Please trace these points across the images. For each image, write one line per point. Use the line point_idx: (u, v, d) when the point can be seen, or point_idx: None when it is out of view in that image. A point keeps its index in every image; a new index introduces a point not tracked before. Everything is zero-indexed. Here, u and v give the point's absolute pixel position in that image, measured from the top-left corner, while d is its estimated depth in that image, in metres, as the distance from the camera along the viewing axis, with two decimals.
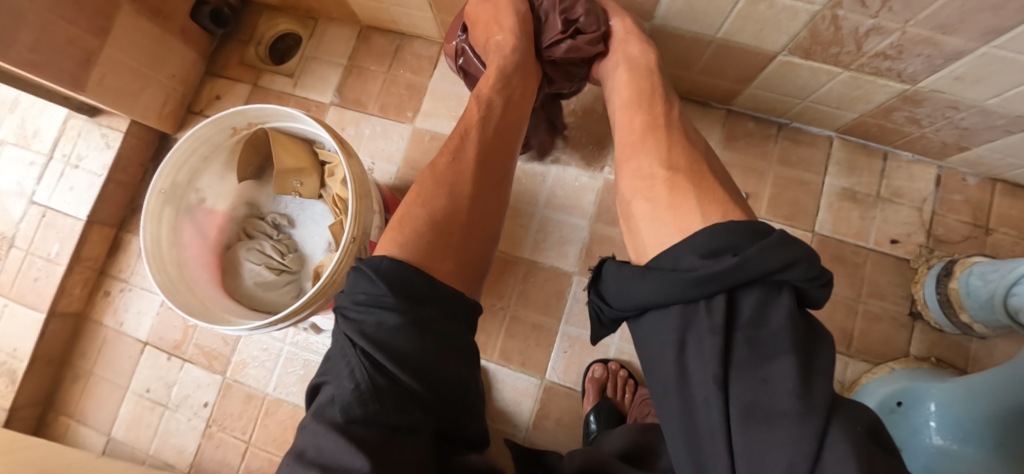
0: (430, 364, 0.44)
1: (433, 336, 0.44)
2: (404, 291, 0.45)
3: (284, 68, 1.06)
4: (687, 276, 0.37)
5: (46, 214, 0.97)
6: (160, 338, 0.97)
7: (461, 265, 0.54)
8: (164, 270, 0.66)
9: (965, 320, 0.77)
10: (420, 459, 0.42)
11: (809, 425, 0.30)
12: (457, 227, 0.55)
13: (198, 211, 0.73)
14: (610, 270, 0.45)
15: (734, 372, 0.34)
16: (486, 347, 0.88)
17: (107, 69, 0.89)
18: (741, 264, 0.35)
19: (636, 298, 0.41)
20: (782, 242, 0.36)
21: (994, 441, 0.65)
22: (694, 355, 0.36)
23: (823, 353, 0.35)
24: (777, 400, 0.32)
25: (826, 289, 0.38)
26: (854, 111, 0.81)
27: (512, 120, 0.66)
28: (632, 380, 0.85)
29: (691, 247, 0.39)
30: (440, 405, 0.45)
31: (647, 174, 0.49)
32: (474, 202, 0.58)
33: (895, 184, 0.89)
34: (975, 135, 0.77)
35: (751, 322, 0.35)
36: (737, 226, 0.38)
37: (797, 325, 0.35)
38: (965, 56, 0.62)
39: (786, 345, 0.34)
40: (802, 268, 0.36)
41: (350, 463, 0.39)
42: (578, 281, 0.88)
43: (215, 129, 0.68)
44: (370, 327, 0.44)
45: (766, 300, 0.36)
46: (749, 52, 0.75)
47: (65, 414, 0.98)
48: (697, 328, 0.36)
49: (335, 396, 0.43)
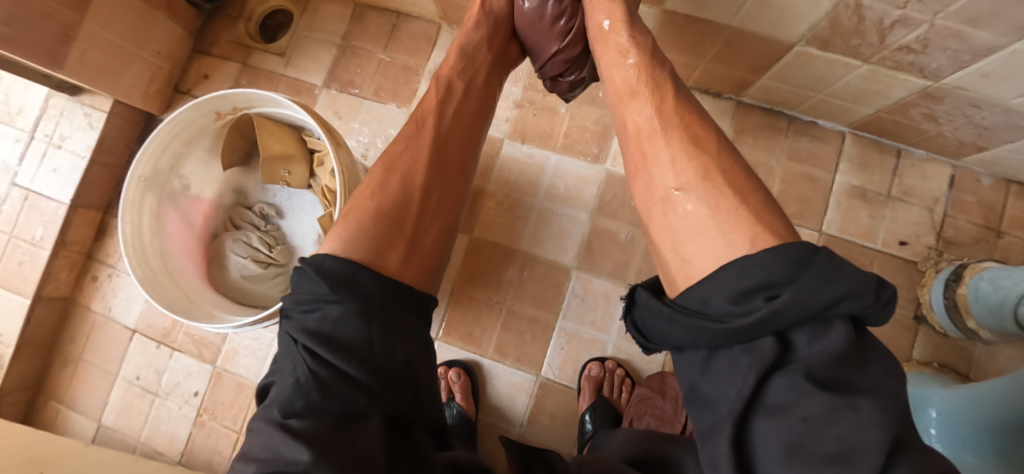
0: (377, 351, 0.42)
1: (376, 326, 0.43)
2: (345, 285, 0.44)
3: (275, 46, 1.01)
4: (721, 328, 0.35)
5: (29, 197, 0.94)
6: (149, 325, 0.95)
7: (413, 259, 0.51)
8: (144, 261, 0.64)
9: (971, 327, 0.76)
10: (374, 447, 0.40)
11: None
12: (406, 219, 0.52)
13: (182, 199, 0.70)
14: (642, 303, 0.44)
15: (774, 418, 0.33)
16: (481, 341, 0.86)
17: (89, 45, 0.84)
18: (776, 311, 0.33)
19: (673, 339, 0.40)
20: (823, 278, 0.33)
21: (992, 449, 0.64)
22: (728, 398, 0.35)
23: (880, 386, 0.32)
24: (821, 445, 0.31)
25: (885, 310, 0.36)
26: (870, 106, 0.78)
27: (478, 104, 0.63)
28: (629, 379, 0.83)
29: (721, 286, 0.37)
30: (392, 393, 0.43)
31: (659, 192, 0.46)
32: (429, 191, 0.55)
33: (906, 183, 0.86)
34: (995, 136, 0.74)
35: (798, 362, 0.34)
36: (771, 255, 0.36)
37: (848, 361, 0.33)
38: (994, 52, 0.58)
39: (834, 385, 0.32)
40: (852, 300, 0.33)
41: (292, 455, 0.37)
42: (576, 276, 0.86)
43: (198, 113, 0.64)
44: (314, 322, 0.43)
45: (816, 336, 0.34)
46: (764, 42, 0.71)
47: (54, 399, 0.96)
48: (734, 369, 0.35)
49: (278, 393, 0.42)
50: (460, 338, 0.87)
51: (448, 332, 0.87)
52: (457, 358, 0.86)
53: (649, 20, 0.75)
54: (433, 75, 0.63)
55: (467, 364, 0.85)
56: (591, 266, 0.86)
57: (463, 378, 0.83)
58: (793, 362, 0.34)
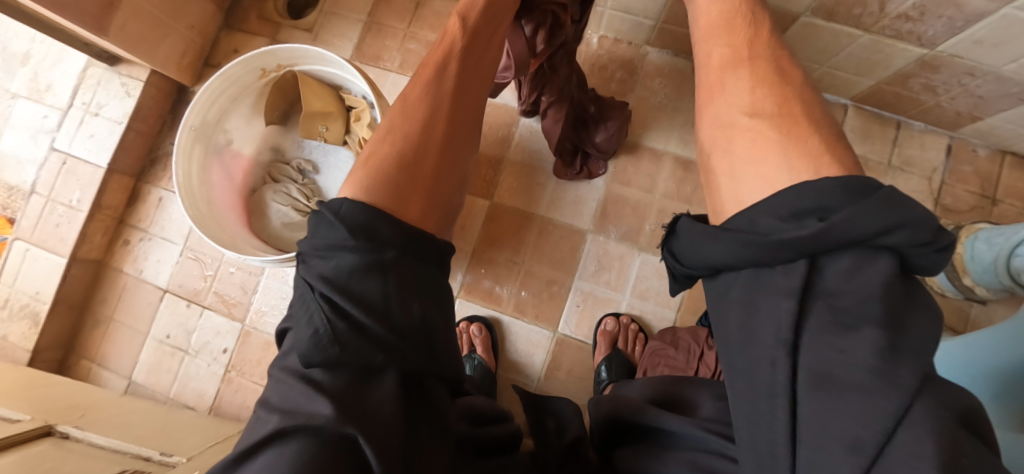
0: (394, 307, 0.39)
1: (392, 279, 0.39)
2: (366, 233, 0.40)
3: (303, 23, 1.06)
4: (765, 241, 0.32)
5: (67, 161, 0.98)
6: (180, 285, 0.99)
7: (430, 205, 0.46)
8: (194, 205, 0.68)
9: (968, 284, 0.80)
10: (393, 404, 0.37)
11: (885, 405, 0.27)
12: (426, 161, 0.47)
13: (225, 153, 0.75)
14: (685, 227, 0.41)
15: (810, 341, 0.30)
16: (501, 300, 0.90)
17: (129, 15, 0.88)
18: (827, 231, 0.30)
19: (708, 259, 0.37)
20: (885, 201, 0.30)
21: (988, 393, 0.67)
22: (762, 321, 0.32)
23: (923, 336, 0.29)
24: (855, 377, 0.28)
25: (945, 256, 0.32)
26: (872, 78, 0.83)
27: (477, 43, 0.55)
28: (642, 334, 0.86)
29: (774, 207, 0.34)
30: (410, 350, 0.39)
31: (728, 121, 0.42)
32: (449, 140, 0.50)
33: (906, 153, 0.90)
34: (989, 104, 0.78)
35: (841, 291, 0.30)
36: (830, 179, 0.32)
37: (893, 296, 0.29)
38: (986, 18, 0.63)
39: (875, 317, 0.29)
40: (911, 232, 0.30)
41: (311, 411, 0.35)
42: (592, 239, 0.90)
43: (245, 68, 0.69)
44: (328, 271, 0.40)
45: (863, 266, 0.30)
46: (772, 13, 0.76)
47: (86, 358, 1.00)
48: (770, 293, 0.32)
49: (296, 344, 0.39)
50: (480, 297, 0.91)
51: (469, 291, 0.91)
52: (477, 315, 0.90)
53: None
54: (455, 13, 0.56)
55: (487, 321, 0.89)
56: (607, 229, 0.90)
57: (484, 333, 0.87)
58: (834, 291, 0.31)
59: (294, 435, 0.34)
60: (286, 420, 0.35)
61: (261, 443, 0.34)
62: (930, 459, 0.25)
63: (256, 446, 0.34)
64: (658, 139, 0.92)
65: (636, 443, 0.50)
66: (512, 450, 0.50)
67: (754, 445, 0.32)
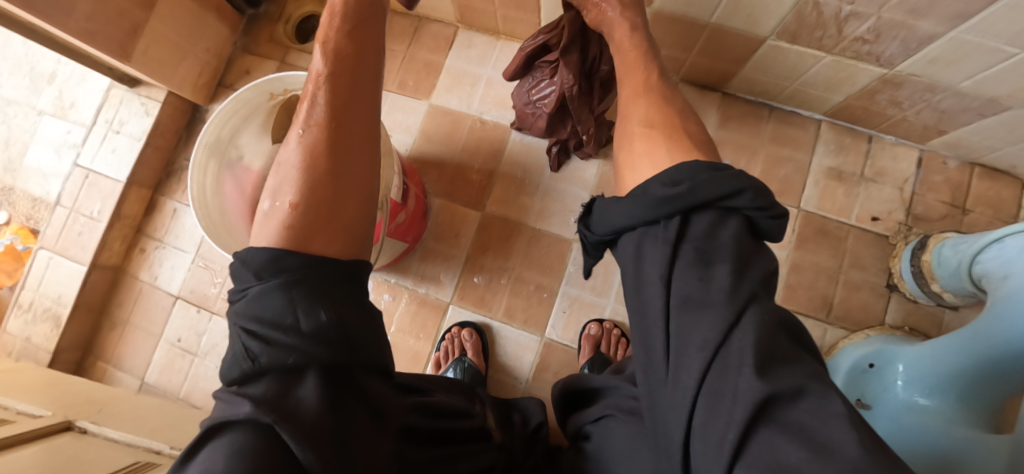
0: (302, 316, 0.38)
1: (300, 292, 0.38)
2: (271, 266, 0.40)
3: (310, 46, 1.13)
4: (647, 198, 0.40)
5: (89, 175, 1.06)
6: (192, 291, 1.05)
7: (329, 233, 0.42)
8: (207, 215, 0.73)
9: (936, 290, 0.83)
10: (316, 401, 0.36)
11: (722, 313, 0.35)
12: (317, 193, 0.42)
13: (237, 167, 0.79)
14: (595, 202, 0.47)
15: (679, 271, 0.38)
16: (492, 305, 0.95)
17: (151, 41, 0.96)
18: (693, 190, 0.39)
19: (612, 223, 0.43)
20: (733, 174, 0.39)
21: (953, 393, 0.72)
22: (648, 263, 0.40)
23: (760, 268, 0.38)
24: (702, 289, 0.36)
25: (778, 223, 0.41)
26: (840, 94, 0.87)
27: (358, 51, 0.47)
28: (626, 338, 0.90)
29: (658, 178, 0.41)
30: (329, 352, 0.38)
31: (632, 127, 0.48)
32: (332, 169, 0.43)
33: (878, 165, 0.94)
34: (953, 118, 0.83)
35: (701, 237, 0.39)
36: (699, 163, 0.40)
37: (740, 243, 0.38)
38: (937, 40, 0.68)
39: (715, 252, 0.38)
40: (750, 197, 0.39)
41: (238, 409, 0.35)
42: (578, 247, 0.95)
43: (256, 92, 0.76)
44: (243, 306, 0.40)
45: (717, 223, 0.39)
46: (741, 36, 0.81)
47: (102, 359, 1.06)
48: (653, 241, 0.40)
49: (224, 370, 0.39)
50: (472, 302, 0.96)
51: (461, 296, 0.96)
52: (469, 320, 0.95)
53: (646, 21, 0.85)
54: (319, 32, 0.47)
55: (479, 326, 0.94)
56: None
57: (475, 337, 0.91)
58: (700, 237, 0.39)
59: (225, 430, 0.35)
60: (223, 418, 0.36)
61: (200, 443, 0.35)
62: (750, 353, 0.33)
63: (198, 446, 0.35)
64: None
65: (587, 405, 0.55)
66: (475, 440, 0.55)
67: (646, 365, 0.39)
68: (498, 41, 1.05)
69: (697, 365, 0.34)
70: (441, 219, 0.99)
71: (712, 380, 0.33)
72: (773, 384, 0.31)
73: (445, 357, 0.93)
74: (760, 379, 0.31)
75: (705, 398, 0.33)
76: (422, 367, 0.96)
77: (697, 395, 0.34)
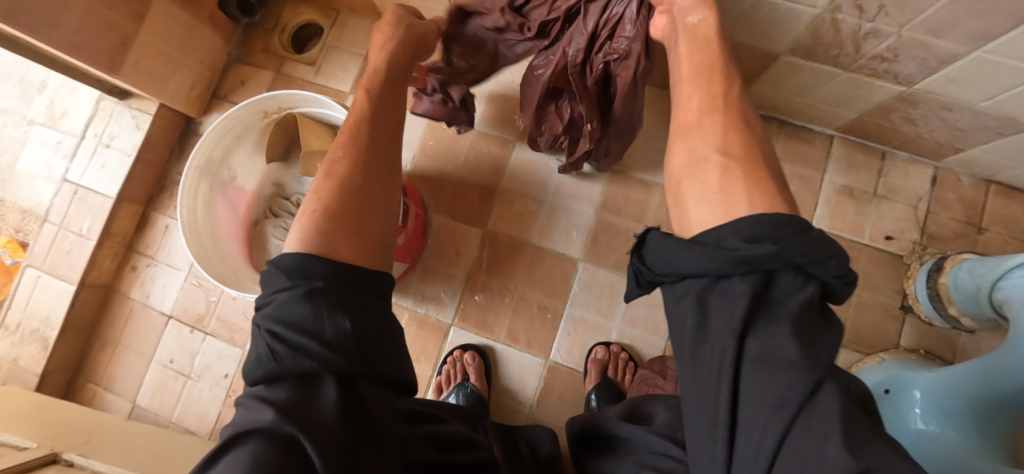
0: (325, 324, 0.42)
1: (321, 302, 0.43)
2: (298, 272, 0.44)
3: (306, 57, 1.10)
4: (727, 253, 0.37)
5: (78, 191, 1.02)
6: (184, 310, 1.02)
7: (356, 243, 0.48)
8: (198, 241, 0.69)
9: (953, 314, 0.81)
10: (331, 409, 0.39)
11: (802, 374, 0.33)
12: (347, 211, 0.49)
13: (230, 188, 0.77)
14: (654, 239, 0.44)
15: (754, 331, 0.36)
16: (494, 327, 0.92)
17: (142, 53, 0.93)
18: (779, 255, 0.36)
19: (677, 268, 0.41)
20: (818, 238, 0.36)
21: (972, 424, 0.69)
22: (716, 317, 0.37)
23: (832, 335, 0.36)
24: (784, 353, 0.34)
25: (848, 290, 0.39)
26: (853, 110, 0.85)
27: (389, 103, 0.59)
28: (632, 362, 0.87)
29: (735, 228, 0.38)
30: (344, 359, 0.42)
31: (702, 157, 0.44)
32: (363, 191, 0.52)
33: (891, 182, 0.92)
34: (970, 137, 0.80)
35: (779, 303, 0.36)
36: (780, 215, 0.38)
37: (814, 307, 0.36)
38: (958, 60, 0.65)
39: (799, 319, 0.35)
40: (832, 266, 0.37)
41: (259, 417, 0.38)
42: (583, 267, 0.92)
43: (249, 110, 0.72)
44: (274, 310, 0.44)
45: (797, 286, 0.36)
46: (754, 52, 0.78)
47: (92, 381, 1.03)
48: (725, 295, 0.37)
49: (251, 369, 0.43)
50: (474, 324, 0.93)
51: (462, 318, 0.93)
52: (471, 343, 0.92)
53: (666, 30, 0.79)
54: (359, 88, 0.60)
55: (481, 349, 0.91)
56: (598, 257, 0.92)
57: (477, 360, 0.88)
58: (780, 301, 0.36)
59: (244, 438, 0.37)
60: (243, 426, 0.39)
61: (223, 451, 0.38)
62: (836, 428, 0.30)
63: (218, 453, 0.38)
64: (648, 170, 0.94)
65: (602, 454, 0.53)
66: None
67: (702, 419, 0.37)
68: None
69: (775, 427, 0.32)
70: (441, 236, 0.96)
71: (792, 446, 0.31)
72: (864, 461, 0.29)
73: (447, 381, 0.90)
74: (848, 451, 0.29)
75: (783, 462, 0.31)
76: (423, 391, 0.93)
77: (775, 458, 0.32)
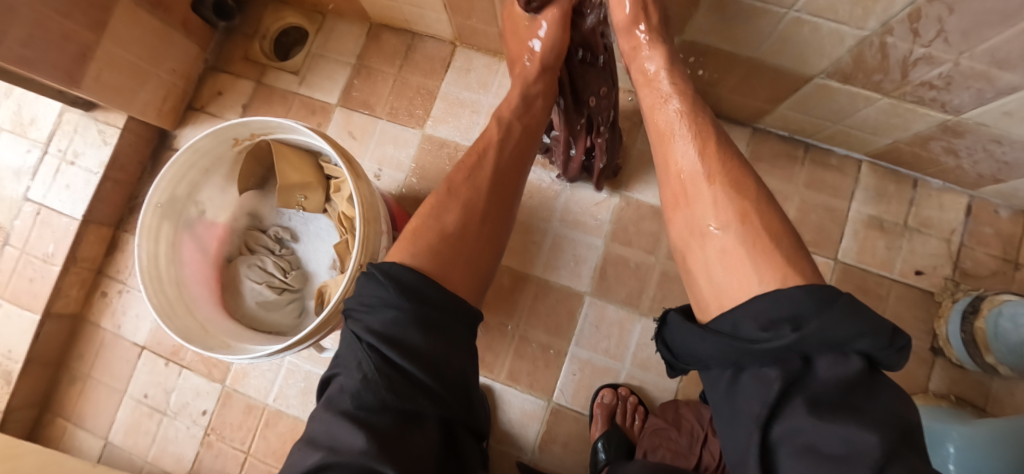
0: (439, 359, 0.43)
1: (437, 336, 0.44)
2: (411, 294, 0.45)
3: (290, 65, 1.01)
4: (752, 348, 0.36)
5: (41, 212, 0.94)
6: (158, 343, 0.94)
7: (468, 271, 0.53)
8: (161, 290, 0.65)
9: (990, 362, 0.75)
10: (428, 450, 0.41)
11: (855, 470, 0.30)
12: (469, 236, 0.55)
13: (198, 225, 0.72)
14: (673, 322, 0.44)
15: (789, 416, 0.34)
16: (493, 367, 0.85)
17: (105, 64, 0.84)
18: (801, 339, 0.34)
19: (701, 356, 0.40)
20: (848, 310, 0.34)
21: None
22: (746, 403, 0.36)
23: (890, 409, 0.33)
24: (830, 446, 0.31)
25: (902, 354, 0.36)
26: (889, 137, 0.77)
27: (527, 141, 0.63)
28: (642, 407, 0.81)
29: (753, 313, 0.37)
30: (451, 399, 0.44)
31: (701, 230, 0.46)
32: (488, 220, 0.57)
33: (923, 214, 0.85)
34: (1015, 170, 0.72)
35: (817, 383, 0.34)
36: (802, 289, 0.36)
37: (863, 386, 0.33)
38: (1019, 92, 0.58)
39: (839, 400, 0.33)
40: (871, 338, 0.34)
41: (351, 442, 0.39)
42: (590, 302, 0.85)
43: (216, 140, 0.65)
44: (379, 325, 0.44)
45: (839, 360, 0.34)
46: (785, 74, 0.70)
47: (62, 416, 0.96)
48: (755, 377, 0.36)
49: (346, 387, 0.43)
50: None
51: None
52: None
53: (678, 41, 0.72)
54: (497, 114, 0.63)
55: None
56: (606, 292, 0.85)
57: None
58: (814, 381, 0.34)
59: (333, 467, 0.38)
60: (334, 447, 0.39)
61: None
62: None
63: None
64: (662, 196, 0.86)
65: None
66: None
67: None
68: (501, 64, 0.93)
69: None
70: None
71: None
72: None
73: None
74: None
75: None
76: None
77: None
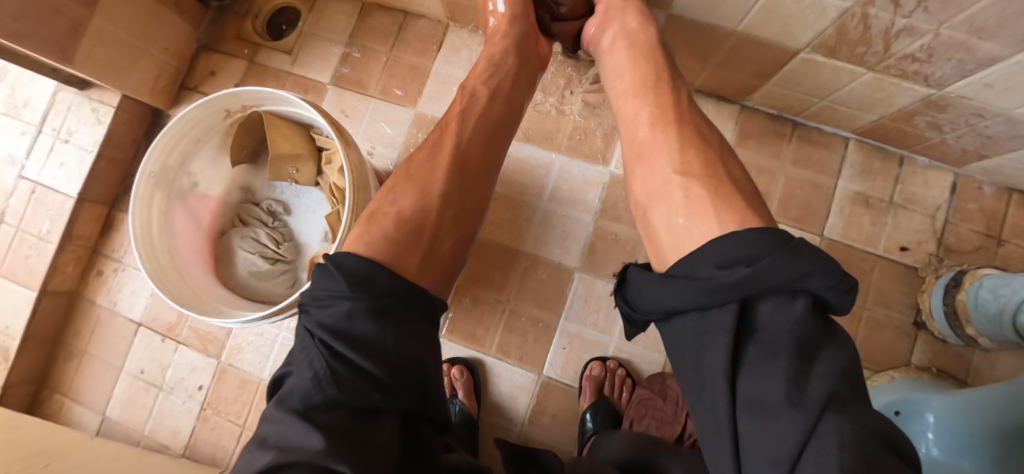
0: (391, 350, 0.42)
1: (389, 325, 0.43)
2: (360, 283, 0.45)
3: (282, 44, 1.01)
4: (699, 287, 0.37)
5: (36, 190, 0.95)
6: (154, 319, 0.96)
7: (425, 255, 0.51)
8: (153, 257, 0.66)
9: (970, 333, 0.77)
10: (389, 445, 0.40)
11: (796, 420, 0.32)
12: (427, 216, 0.54)
13: (190, 196, 0.73)
14: (634, 276, 0.44)
15: (744, 369, 0.35)
16: (484, 341, 0.87)
17: (97, 41, 0.84)
18: (755, 276, 0.35)
19: (659, 306, 0.41)
20: (798, 252, 0.35)
21: (991, 457, 0.64)
22: (706, 356, 0.37)
23: (834, 357, 0.34)
24: (776, 396, 0.33)
25: (848, 296, 0.37)
26: (874, 113, 0.78)
27: (498, 126, 0.63)
28: (630, 379, 0.83)
29: (707, 256, 0.38)
30: (407, 390, 0.43)
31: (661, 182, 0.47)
32: (447, 200, 0.56)
33: (909, 190, 0.86)
34: (997, 144, 0.73)
35: (765, 329, 0.35)
36: (756, 232, 0.37)
37: (813, 334, 0.34)
38: (999, 63, 0.58)
39: (790, 347, 0.34)
40: (820, 277, 0.35)
41: (304, 443, 0.37)
42: (579, 277, 0.86)
43: (207, 111, 0.66)
44: (329, 319, 0.44)
45: (788, 302, 0.35)
46: (771, 48, 0.71)
47: (59, 392, 0.97)
48: (711, 327, 0.37)
49: (297, 385, 0.42)
50: (463, 337, 0.87)
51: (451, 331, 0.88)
52: (460, 357, 0.87)
53: (658, 24, 0.75)
54: (466, 89, 0.64)
55: (470, 363, 0.86)
56: (595, 267, 0.86)
57: (466, 376, 0.83)
58: (765, 327, 0.35)
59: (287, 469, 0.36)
60: (286, 449, 0.38)
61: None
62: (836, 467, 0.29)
63: None
64: None
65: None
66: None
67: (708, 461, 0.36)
68: None
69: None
70: None
71: None
72: None
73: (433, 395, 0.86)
74: None
75: None
76: None
77: None
